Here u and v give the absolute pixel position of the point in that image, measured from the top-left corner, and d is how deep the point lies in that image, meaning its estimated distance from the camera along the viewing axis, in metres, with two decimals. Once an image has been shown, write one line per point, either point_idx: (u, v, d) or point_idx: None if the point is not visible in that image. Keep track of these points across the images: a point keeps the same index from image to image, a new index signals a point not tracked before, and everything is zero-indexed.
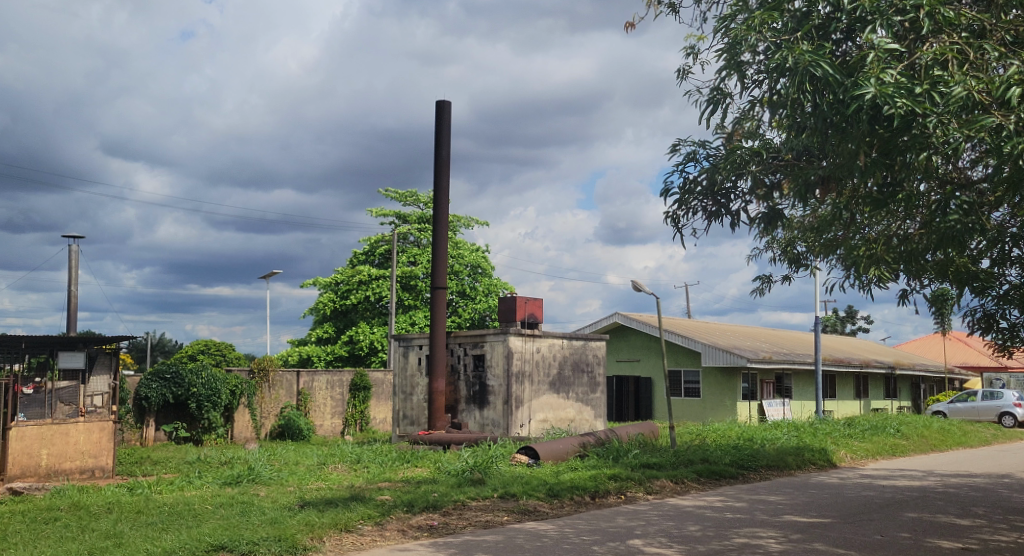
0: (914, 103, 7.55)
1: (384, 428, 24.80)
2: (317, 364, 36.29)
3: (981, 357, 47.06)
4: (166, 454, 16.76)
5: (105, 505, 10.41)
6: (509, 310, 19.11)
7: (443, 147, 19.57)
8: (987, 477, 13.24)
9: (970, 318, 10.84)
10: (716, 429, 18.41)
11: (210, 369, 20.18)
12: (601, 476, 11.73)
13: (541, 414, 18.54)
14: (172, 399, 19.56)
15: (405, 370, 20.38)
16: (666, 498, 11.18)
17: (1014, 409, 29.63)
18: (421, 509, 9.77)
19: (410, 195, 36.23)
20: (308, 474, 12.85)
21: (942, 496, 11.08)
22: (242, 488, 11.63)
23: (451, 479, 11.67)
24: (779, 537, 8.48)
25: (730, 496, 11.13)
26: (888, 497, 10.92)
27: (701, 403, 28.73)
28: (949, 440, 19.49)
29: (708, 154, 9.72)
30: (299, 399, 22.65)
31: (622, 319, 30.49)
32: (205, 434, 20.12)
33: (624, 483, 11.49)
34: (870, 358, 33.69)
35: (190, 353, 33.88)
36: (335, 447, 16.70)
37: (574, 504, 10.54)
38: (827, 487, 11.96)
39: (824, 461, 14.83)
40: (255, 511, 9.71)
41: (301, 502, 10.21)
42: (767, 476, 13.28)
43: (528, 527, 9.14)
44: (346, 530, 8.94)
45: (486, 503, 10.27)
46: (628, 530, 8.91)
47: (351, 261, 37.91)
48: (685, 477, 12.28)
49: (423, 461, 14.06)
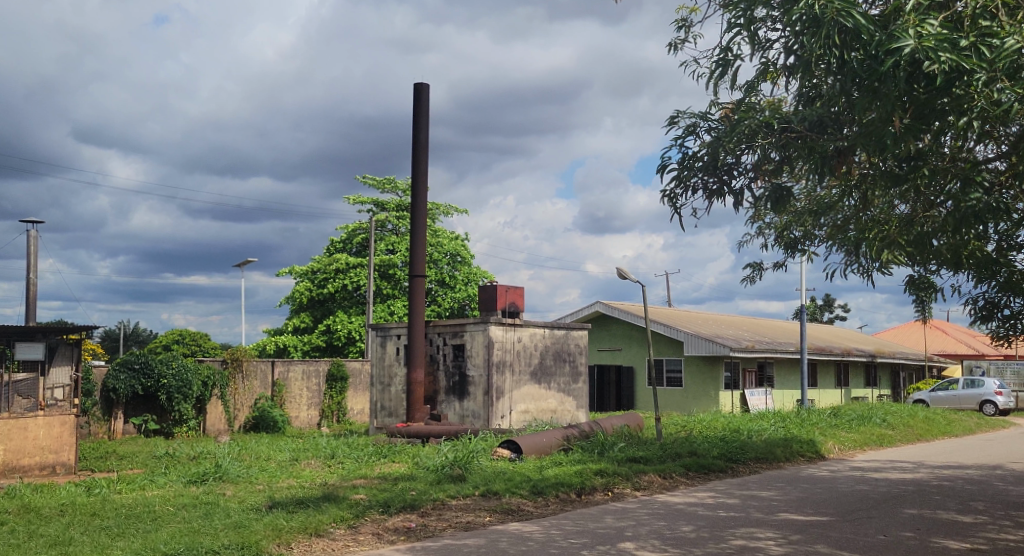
0: (959, 57, 7.23)
1: (362, 420, 24.60)
2: (294, 354, 35.98)
3: (960, 346, 47.45)
4: (133, 449, 16.40)
5: (58, 507, 10.07)
6: (490, 299, 18.88)
7: (421, 130, 19.28)
8: (978, 468, 13.16)
9: (970, 306, 10.73)
10: (701, 420, 18.28)
11: (181, 360, 19.83)
12: (586, 471, 11.53)
13: (522, 405, 18.35)
14: (141, 390, 19.23)
15: (383, 360, 20.13)
16: (654, 494, 10.99)
17: (995, 397, 29.81)
18: (398, 509, 9.55)
19: (388, 182, 35.90)
20: (280, 470, 12.58)
21: (939, 490, 10.94)
22: (206, 486, 11.33)
23: (431, 476, 11.43)
24: (778, 538, 8.29)
25: (720, 492, 10.97)
26: (883, 492, 10.79)
27: (683, 393, 28.65)
28: (934, 429, 19.48)
29: (710, 128, 9.40)
30: (274, 390, 22.34)
31: (604, 308, 30.23)
32: (175, 426, 19.74)
33: (611, 478, 11.31)
34: (852, 346, 33.77)
35: (165, 344, 33.48)
36: (309, 441, 16.41)
37: (559, 502, 10.33)
38: (819, 481, 11.81)
39: (812, 453, 14.72)
40: (220, 514, 9.42)
41: (270, 502, 9.93)
42: (755, 469, 13.13)
43: (512, 529, 8.91)
44: (316, 534, 8.68)
45: (467, 502, 10.05)
46: (618, 532, 8.70)
47: (328, 250, 37.55)
48: (673, 471, 12.13)
49: (400, 456, 13.80)
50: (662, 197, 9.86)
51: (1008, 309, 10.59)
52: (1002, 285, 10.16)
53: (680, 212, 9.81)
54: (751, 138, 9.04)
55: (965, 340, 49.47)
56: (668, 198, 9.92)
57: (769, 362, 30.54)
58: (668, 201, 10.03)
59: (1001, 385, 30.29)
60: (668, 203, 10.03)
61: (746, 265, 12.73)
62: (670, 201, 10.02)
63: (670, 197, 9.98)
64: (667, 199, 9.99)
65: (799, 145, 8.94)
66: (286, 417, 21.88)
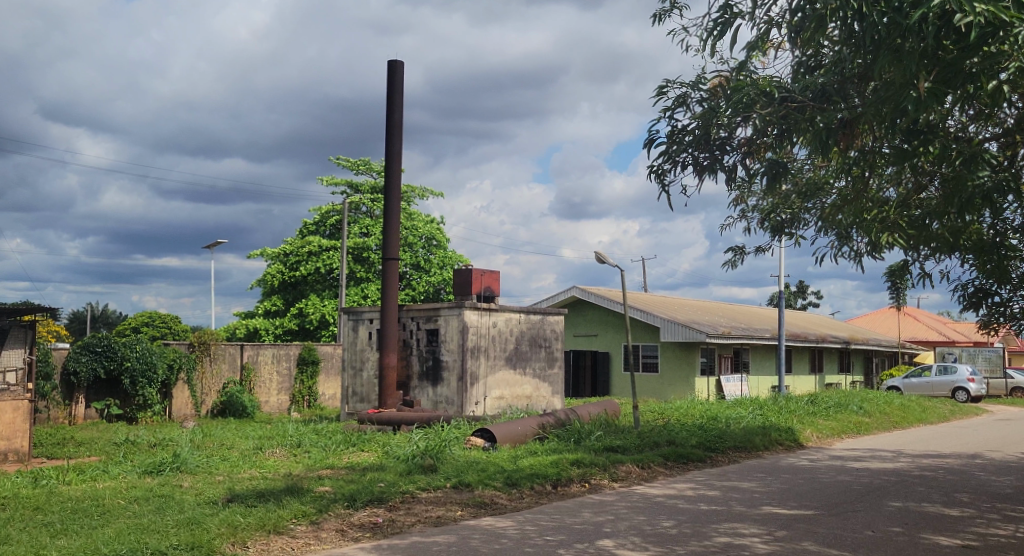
0: (995, 9, 6.99)
1: (333, 404, 24.40)
2: (265, 338, 35.63)
3: (932, 333, 47.90)
4: (92, 435, 16.04)
5: (3, 500, 9.76)
6: (465, 283, 18.63)
7: (395, 109, 19.00)
8: (957, 457, 13.16)
9: (961, 294, 10.78)
10: (678, 407, 18.22)
11: (145, 343, 19.47)
12: (563, 461, 11.39)
13: (497, 391, 18.19)
14: (103, 374, 18.85)
15: (355, 345, 19.88)
16: (632, 486, 10.87)
17: (968, 384, 30.03)
18: (364, 503, 9.36)
19: (362, 163, 35.51)
20: (243, 460, 12.33)
21: (921, 481, 10.90)
22: (163, 477, 11.07)
23: (401, 466, 11.24)
24: (763, 535, 8.18)
25: (700, 483, 10.85)
26: (865, 483, 10.72)
27: (659, 378, 28.65)
28: (910, 416, 19.54)
29: (704, 100, 9.32)
30: (242, 374, 22.05)
31: (580, 294, 30.12)
32: (139, 411, 19.39)
33: (588, 469, 11.17)
34: (826, 333, 33.88)
35: (135, 326, 33.05)
36: (278, 427, 16.16)
37: (534, 494, 10.18)
38: (800, 471, 11.73)
39: (791, 441, 14.69)
40: (173, 508, 9.18)
41: (229, 495, 9.70)
42: (734, 459, 13.06)
43: (484, 525, 8.74)
44: (275, 531, 8.47)
45: (438, 495, 9.86)
46: (596, 527, 8.55)
47: (301, 232, 37.18)
48: (651, 461, 12.02)
49: (370, 445, 13.59)
50: (649, 176, 9.75)
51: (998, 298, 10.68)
52: (989, 278, 10.28)
53: (669, 192, 9.72)
54: (749, 108, 9.02)
55: (936, 327, 49.86)
56: (655, 178, 9.82)
57: (745, 349, 30.56)
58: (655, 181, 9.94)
59: (974, 372, 30.49)
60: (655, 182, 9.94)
61: (730, 251, 12.75)
62: (658, 179, 9.92)
63: (658, 176, 9.89)
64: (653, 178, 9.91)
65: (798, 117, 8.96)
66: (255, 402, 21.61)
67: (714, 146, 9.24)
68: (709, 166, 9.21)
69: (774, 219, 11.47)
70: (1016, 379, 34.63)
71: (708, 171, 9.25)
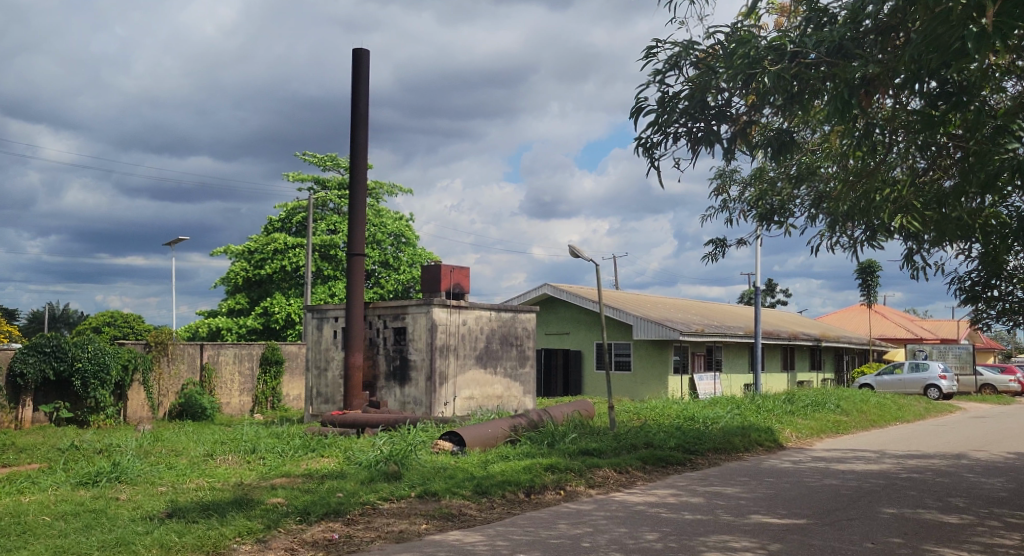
0: None
1: (298, 406, 23.99)
2: (229, 337, 35.07)
3: (900, 330, 48.20)
4: (35, 440, 15.46)
5: None
6: (433, 279, 18.27)
7: (359, 101, 18.61)
8: (942, 457, 13.02)
9: (958, 287, 11.13)
10: (653, 407, 17.97)
11: (97, 343, 18.95)
12: (537, 467, 11.08)
13: (466, 391, 17.86)
14: (52, 375, 18.31)
15: (320, 344, 19.49)
16: (610, 493, 10.61)
17: (940, 381, 30.12)
18: (319, 517, 9.01)
19: (329, 158, 35.02)
20: (191, 468, 11.91)
21: (911, 484, 10.71)
22: (100, 489, 10.65)
23: (363, 473, 10.92)
24: (756, 548, 7.93)
25: (681, 489, 10.61)
26: (853, 487, 10.51)
27: (632, 377, 28.47)
28: (886, 415, 19.45)
29: (710, 56, 9.55)
30: (202, 375, 21.58)
31: (552, 291, 29.84)
32: (91, 414, 18.86)
33: (563, 475, 10.88)
34: (798, 330, 33.89)
35: (96, 325, 32.42)
36: (237, 430, 15.71)
37: (505, 503, 9.87)
38: (784, 475, 11.50)
39: (770, 442, 14.49)
40: (103, 525, 8.82)
41: (169, 509, 9.32)
42: (714, 461, 12.84)
43: (450, 541, 8.41)
44: (216, 552, 8.12)
45: (401, 505, 9.55)
46: (574, 542, 8.26)
47: (266, 229, 36.65)
48: (629, 465, 11.77)
49: (330, 450, 13.23)
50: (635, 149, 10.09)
51: (995, 292, 11.04)
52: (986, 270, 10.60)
53: (660, 163, 10.10)
54: (758, 63, 9.24)
55: (904, 324, 50.28)
56: (643, 152, 10.15)
57: (717, 347, 30.46)
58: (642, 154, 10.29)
59: (946, 369, 30.60)
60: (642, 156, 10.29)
61: (711, 244, 12.92)
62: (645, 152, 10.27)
63: (645, 149, 10.22)
64: (640, 152, 10.25)
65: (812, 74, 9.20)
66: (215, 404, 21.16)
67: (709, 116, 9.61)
68: (705, 135, 9.60)
69: (766, 203, 11.82)
70: (985, 376, 34.91)
71: (703, 140, 9.64)
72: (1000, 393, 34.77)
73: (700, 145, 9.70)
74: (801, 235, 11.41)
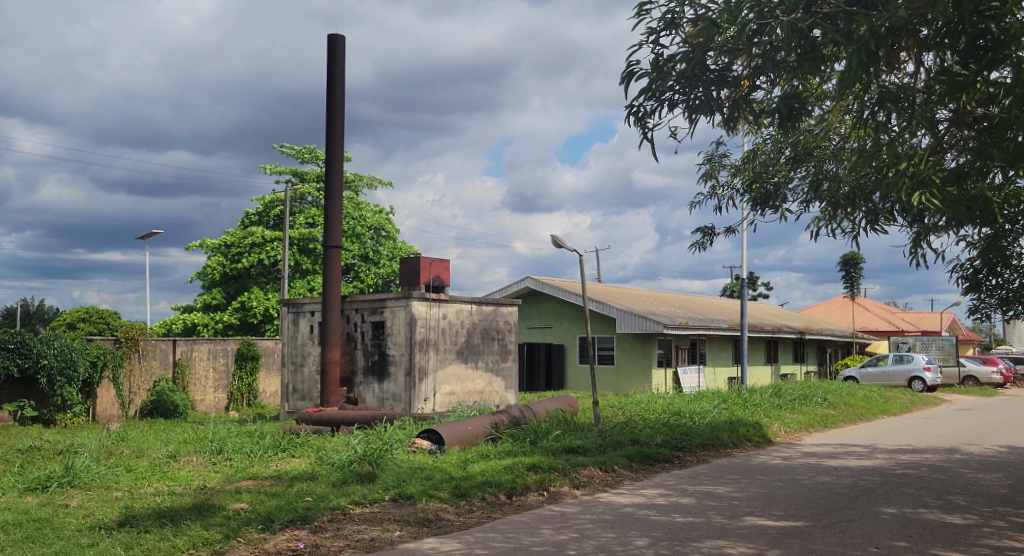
0: None
1: (274, 402, 23.74)
2: (205, 333, 34.65)
3: (880, 322, 48.40)
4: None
5: None
6: (412, 272, 18.05)
7: (335, 87, 18.33)
8: (934, 452, 12.92)
9: (960, 272, 11.13)
10: (638, 401, 17.81)
11: (64, 339, 18.55)
12: (519, 466, 10.86)
13: (447, 386, 17.63)
14: (17, 373, 17.93)
15: (296, 339, 19.21)
16: (596, 493, 10.41)
17: (925, 373, 30.17)
18: (283, 524, 8.76)
19: (307, 151, 34.62)
20: (151, 471, 11.60)
21: (908, 481, 10.58)
22: (50, 496, 10.33)
23: (335, 474, 10.70)
24: None
25: (670, 489, 10.42)
26: (849, 485, 10.36)
27: (615, 371, 28.32)
28: (874, 408, 19.39)
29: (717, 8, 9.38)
30: (175, 371, 21.28)
31: (535, 284, 29.63)
32: (57, 412, 18.41)
33: (546, 475, 10.67)
34: (781, 323, 33.87)
35: (69, 321, 31.95)
36: (208, 429, 15.42)
37: (484, 506, 9.64)
38: (775, 472, 11.34)
39: (759, 438, 14.35)
40: (48, 537, 8.58)
41: (121, 518, 9.08)
42: (702, 458, 12.68)
43: (425, 549, 8.18)
44: None
45: (374, 510, 9.31)
46: (559, 549, 8.04)
47: (243, 223, 36.27)
48: (615, 463, 11.56)
49: (302, 450, 12.96)
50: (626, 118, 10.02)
51: (996, 279, 11.11)
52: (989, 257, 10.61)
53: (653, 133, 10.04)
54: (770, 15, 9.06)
55: (885, 316, 50.41)
56: (634, 122, 10.08)
57: (701, 340, 30.36)
58: (633, 124, 10.23)
59: (931, 361, 30.66)
60: (633, 126, 10.23)
61: (698, 233, 12.77)
62: (636, 122, 10.22)
63: (636, 119, 10.16)
64: (631, 122, 10.19)
65: (828, 28, 9.02)
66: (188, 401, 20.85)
67: (706, 82, 9.55)
68: (703, 103, 9.57)
69: (761, 189, 11.91)
70: (968, 368, 35.09)
71: (700, 109, 9.61)
72: (983, 384, 34.93)
73: (697, 114, 9.66)
74: (798, 221, 11.50)
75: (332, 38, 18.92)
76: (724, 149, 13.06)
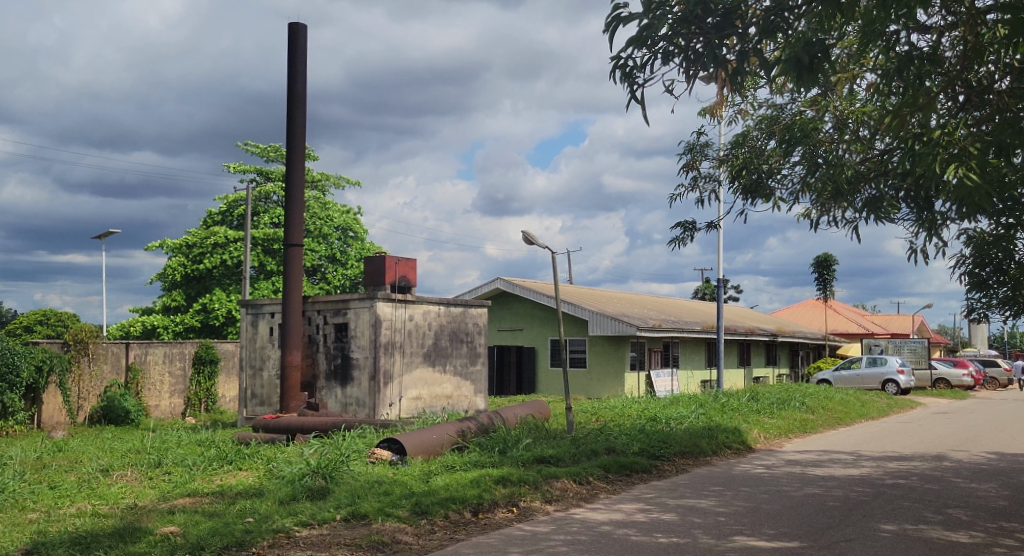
0: None
1: (231, 407, 23.26)
2: (165, 335, 33.89)
3: (852, 325, 48.58)
4: None
5: None
6: (378, 271, 17.69)
7: (296, 79, 18.02)
8: (923, 459, 12.73)
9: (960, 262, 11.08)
10: (614, 406, 17.52)
11: (7, 343, 17.89)
12: (486, 479, 10.51)
13: (413, 391, 17.25)
14: None
15: (254, 342, 18.73)
16: (570, 508, 10.08)
17: (899, 376, 30.20)
18: (216, 551, 8.34)
19: (271, 149, 34.09)
20: (77, 487, 11.07)
21: (902, 493, 10.34)
22: None
23: (284, 489, 10.34)
24: None
25: (649, 503, 10.11)
26: (839, 497, 10.13)
27: (587, 374, 28.06)
28: (852, 412, 19.24)
29: None
30: (128, 376, 20.74)
31: (505, 285, 29.32)
32: None
33: (516, 488, 10.34)
34: (754, 326, 33.76)
35: (25, 324, 31.17)
36: (164, 436, 14.94)
37: (447, 525, 9.28)
38: (760, 483, 11.08)
39: (738, 444, 14.11)
40: None
41: (31, 545, 8.63)
42: (681, 467, 12.40)
43: None
44: None
45: (323, 532, 8.93)
46: None
47: (205, 223, 35.67)
48: (590, 474, 11.25)
49: (249, 462, 12.52)
50: (613, 72, 9.64)
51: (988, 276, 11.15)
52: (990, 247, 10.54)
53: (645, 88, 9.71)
54: None
55: (856, 319, 50.60)
56: (624, 75, 9.73)
57: (674, 343, 30.17)
58: (620, 80, 9.88)
59: (904, 364, 30.69)
60: (620, 83, 9.88)
61: (681, 227, 12.51)
62: (623, 78, 9.86)
63: (625, 73, 9.80)
64: (619, 78, 9.82)
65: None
66: (140, 407, 20.28)
67: (708, 30, 9.30)
68: (703, 55, 9.32)
69: (752, 177, 12.07)
70: (941, 370, 35.23)
71: (700, 60, 9.39)
72: (955, 386, 35.09)
73: (696, 67, 9.43)
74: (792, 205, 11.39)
75: (293, 26, 18.60)
76: (707, 139, 13.14)
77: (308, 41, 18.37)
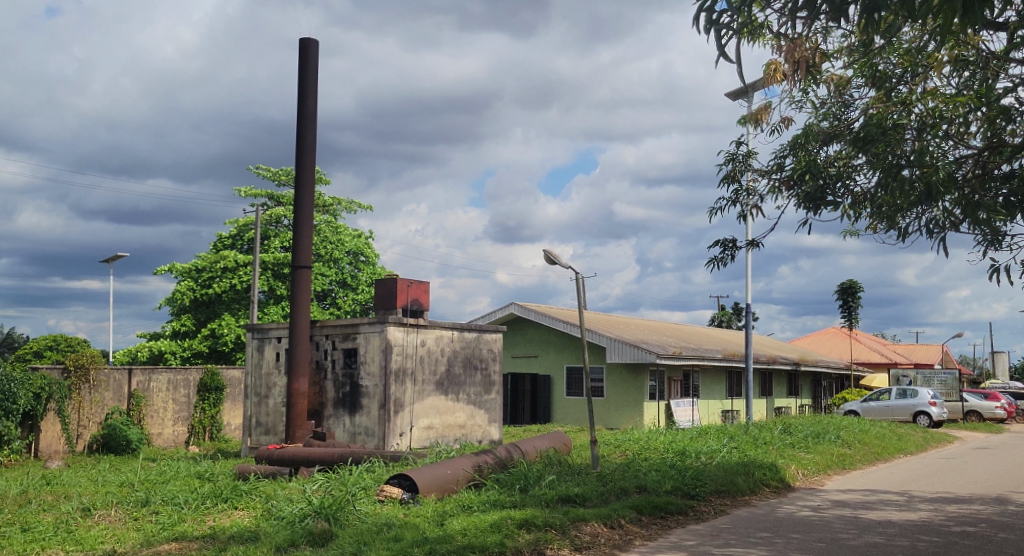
0: None
1: (236, 435, 22.91)
2: (172, 361, 33.59)
3: (874, 354, 47.96)
4: None
5: None
6: (389, 295, 17.23)
7: (306, 97, 17.83)
8: (985, 502, 12.21)
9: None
10: (642, 437, 17.06)
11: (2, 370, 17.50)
12: (508, 523, 10.05)
13: (425, 420, 16.82)
14: None
15: (260, 369, 18.37)
16: None
17: (930, 409, 29.55)
18: None
19: (282, 173, 33.90)
20: (52, 529, 10.62)
21: (974, 543, 9.86)
22: None
23: (284, 533, 9.94)
24: None
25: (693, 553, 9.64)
26: (908, 548, 9.63)
27: (605, 402, 27.61)
28: (889, 446, 18.68)
29: None
30: (130, 403, 20.38)
31: (520, 311, 28.90)
32: None
33: (541, 533, 9.88)
34: (776, 355, 33.18)
35: (33, 349, 30.94)
36: (168, 467, 14.56)
37: None
38: (810, 529, 10.56)
39: (776, 483, 13.62)
40: None
41: None
42: (719, 508, 11.91)
43: None
44: None
45: None
46: None
47: (214, 247, 35.49)
48: (621, 517, 10.78)
49: (246, 500, 12.11)
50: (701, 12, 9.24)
51: None
52: None
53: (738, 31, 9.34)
54: None
55: (878, 348, 49.80)
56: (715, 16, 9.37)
57: (693, 372, 29.66)
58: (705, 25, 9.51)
59: (935, 396, 30.03)
60: (706, 27, 9.50)
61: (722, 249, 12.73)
62: (709, 22, 9.49)
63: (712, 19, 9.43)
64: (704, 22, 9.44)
65: None
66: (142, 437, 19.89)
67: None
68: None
69: (816, 182, 11.99)
70: (971, 403, 34.53)
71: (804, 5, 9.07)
72: (987, 419, 34.31)
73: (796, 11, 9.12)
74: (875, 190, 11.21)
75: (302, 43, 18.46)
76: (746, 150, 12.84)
77: (318, 58, 18.21)
